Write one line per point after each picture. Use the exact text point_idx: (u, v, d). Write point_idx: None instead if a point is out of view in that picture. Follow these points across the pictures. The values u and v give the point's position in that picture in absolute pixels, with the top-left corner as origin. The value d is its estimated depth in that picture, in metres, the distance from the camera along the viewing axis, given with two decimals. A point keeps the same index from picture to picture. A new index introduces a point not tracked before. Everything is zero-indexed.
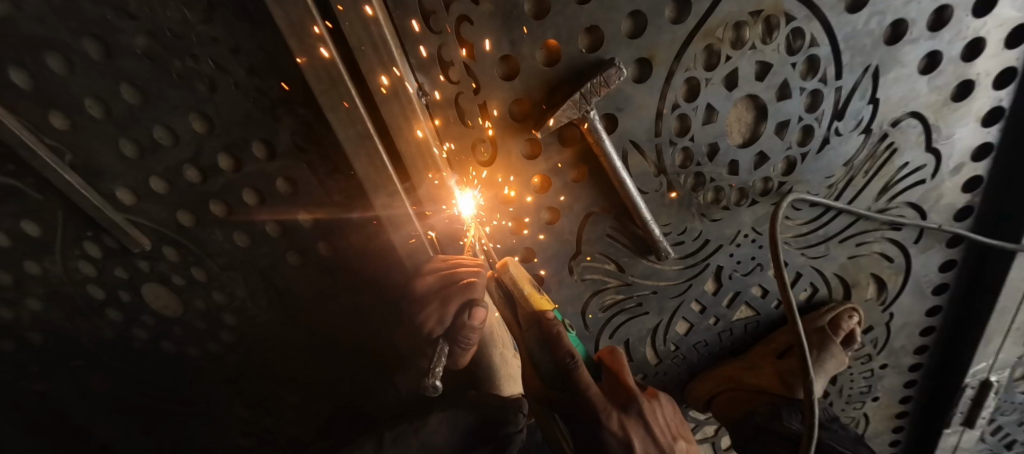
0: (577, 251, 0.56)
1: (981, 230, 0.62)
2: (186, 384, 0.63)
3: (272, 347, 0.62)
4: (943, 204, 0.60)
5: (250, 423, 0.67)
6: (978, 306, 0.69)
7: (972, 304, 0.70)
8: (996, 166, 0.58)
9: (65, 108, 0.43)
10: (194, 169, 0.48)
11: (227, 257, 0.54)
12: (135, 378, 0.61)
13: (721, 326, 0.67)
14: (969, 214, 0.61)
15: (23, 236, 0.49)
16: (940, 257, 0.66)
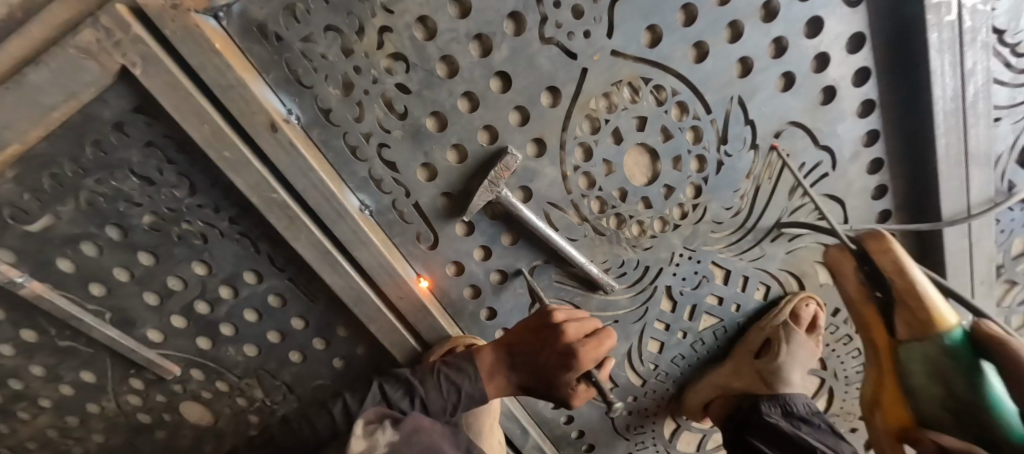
0: (533, 301, 0.64)
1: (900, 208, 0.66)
2: None
3: None
4: (856, 188, 0.64)
5: None
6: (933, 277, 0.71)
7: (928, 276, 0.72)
8: (892, 148, 0.62)
9: (101, 280, 0.57)
10: (203, 303, 0.60)
11: (243, 367, 0.65)
12: None
13: (691, 338, 0.71)
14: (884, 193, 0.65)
15: (83, 383, 0.63)
16: (879, 231, 0.68)
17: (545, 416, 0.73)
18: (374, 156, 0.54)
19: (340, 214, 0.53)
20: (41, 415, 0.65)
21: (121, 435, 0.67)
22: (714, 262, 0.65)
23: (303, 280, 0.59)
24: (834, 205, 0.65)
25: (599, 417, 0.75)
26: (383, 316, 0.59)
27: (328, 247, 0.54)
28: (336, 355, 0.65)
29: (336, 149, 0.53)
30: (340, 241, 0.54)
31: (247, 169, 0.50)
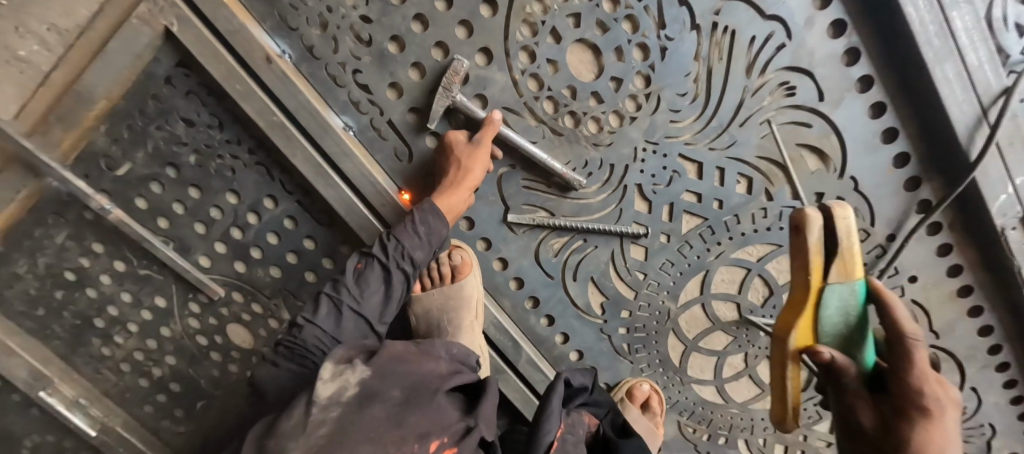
0: (507, 208, 0.69)
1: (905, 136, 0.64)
2: None
3: None
4: (821, 57, 0.61)
5: None
6: (951, 159, 0.62)
7: (946, 160, 0.63)
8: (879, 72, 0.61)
9: (165, 213, 0.74)
10: (237, 230, 0.74)
11: (271, 288, 0.77)
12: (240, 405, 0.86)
13: (677, 242, 0.70)
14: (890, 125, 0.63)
15: (159, 308, 0.80)
16: (864, 102, 0.62)
17: (539, 333, 0.75)
18: (350, 80, 0.65)
19: (325, 129, 0.64)
20: (131, 338, 0.82)
21: (187, 356, 0.83)
22: (682, 154, 0.66)
23: (309, 201, 0.71)
24: (801, 77, 0.62)
25: (595, 334, 0.76)
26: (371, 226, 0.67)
27: (320, 161, 0.65)
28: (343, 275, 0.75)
29: (320, 77, 0.65)
30: (328, 155, 0.65)
31: (251, 97, 0.63)
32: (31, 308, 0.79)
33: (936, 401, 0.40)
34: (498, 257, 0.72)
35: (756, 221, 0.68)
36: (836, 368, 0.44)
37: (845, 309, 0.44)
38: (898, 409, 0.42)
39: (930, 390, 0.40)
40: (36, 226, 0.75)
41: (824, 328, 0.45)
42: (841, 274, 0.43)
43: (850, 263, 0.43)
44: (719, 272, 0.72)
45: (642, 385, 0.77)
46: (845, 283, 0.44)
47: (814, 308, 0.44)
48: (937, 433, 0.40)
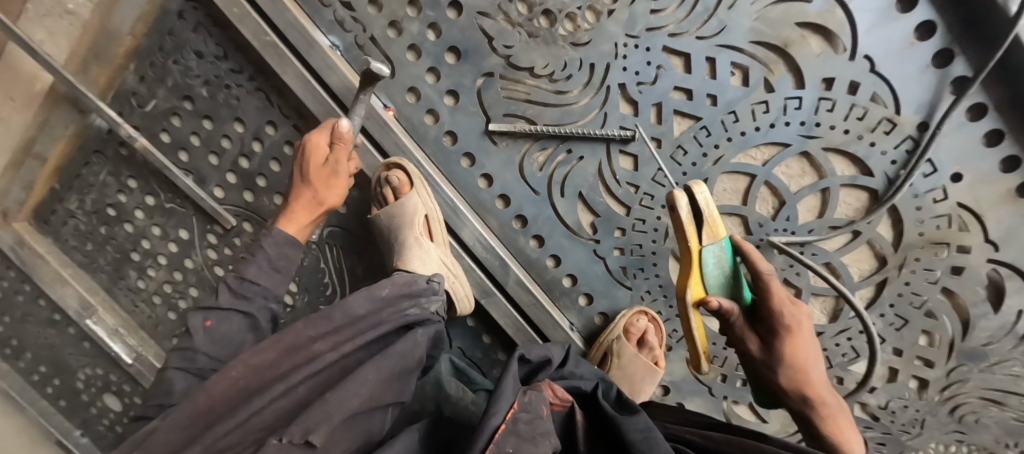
0: (488, 120, 0.68)
1: (935, 9, 0.55)
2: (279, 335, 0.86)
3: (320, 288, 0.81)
4: None
5: None
6: (987, 22, 0.53)
7: (982, 25, 0.54)
8: None
9: (183, 145, 0.80)
10: (244, 159, 0.78)
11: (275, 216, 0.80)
12: None
13: (669, 147, 0.65)
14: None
15: (182, 240, 0.86)
16: None
17: (529, 256, 0.72)
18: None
19: (312, 46, 0.67)
20: (161, 271, 0.89)
21: (207, 288, 0.88)
22: (666, 47, 0.61)
23: (306, 126, 0.75)
24: None
25: (589, 258, 0.71)
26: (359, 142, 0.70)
27: (308, 78, 0.68)
28: None
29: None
30: (315, 72, 0.68)
31: (245, 19, 0.68)
32: (83, 242, 0.89)
33: (797, 325, 0.55)
34: (482, 174, 0.70)
35: (757, 117, 0.62)
36: (724, 311, 0.55)
37: (722, 263, 0.53)
38: (776, 337, 0.55)
39: (793, 319, 0.55)
40: (83, 163, 0.84)
41: (710, 282, 0.53)
42: (711, 237, 0.51)
43: (714, 227, 0.51)
44: (720, 182, 0.66)
45: (639, 323, 0.70)
46: (714, 242, 0.52)
47: (697, 266, 0.52)
48: (801, 352, 0.54)
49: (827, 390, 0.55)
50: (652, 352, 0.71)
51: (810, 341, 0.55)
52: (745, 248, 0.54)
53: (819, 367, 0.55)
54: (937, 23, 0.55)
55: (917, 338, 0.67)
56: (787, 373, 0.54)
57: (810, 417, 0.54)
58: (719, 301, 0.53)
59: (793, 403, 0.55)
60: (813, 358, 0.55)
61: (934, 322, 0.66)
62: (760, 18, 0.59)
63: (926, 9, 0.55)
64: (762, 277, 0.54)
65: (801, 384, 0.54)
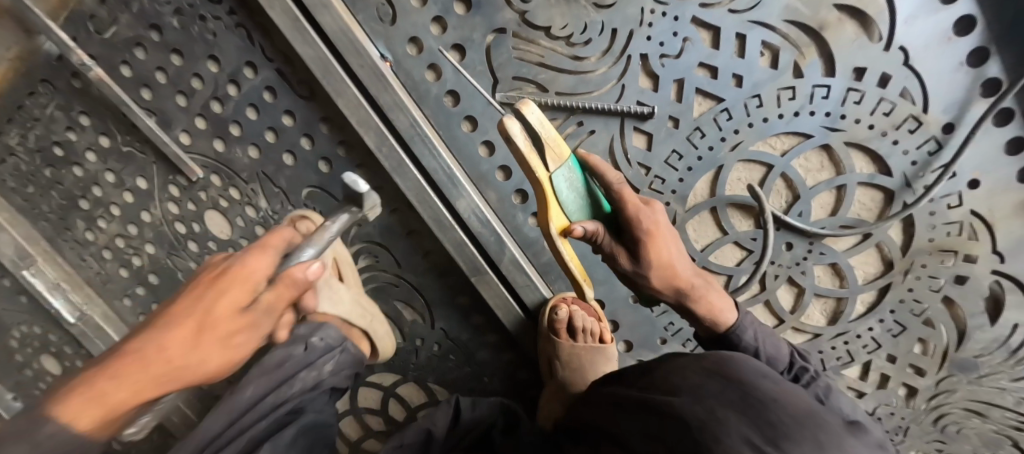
0: (495, 81, 0.62)
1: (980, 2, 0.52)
2: None
3: None
4: None
5: None
6: None
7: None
8: None
9: (149, 82, 0.71)
10: (217, 103, 0.71)
11: (248, 170, 0.73)
12: None
13: (686, 128, 0.61)
14: None
15: (139, 189, 0.77)
16: None
17: (526, 235, 0.68)
18: None
19: None
20: (113, 224, 0.80)
21: (164, 246, 0.79)
22: (695, 19, 0.57)
23: (289, 71, 0.67)
24: None
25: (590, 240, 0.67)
26: (350, 94, 0.63)
27: (296, 15, 0.61)
28: (321, 157, 0.70)
29: None
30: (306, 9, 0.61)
31: None
32: (24, 185, 0.79)
33: (657, 229, 0.49)
34: (484, 141, 0.65)
35: (782, 104, 0.59)
36: (585, 234, 0.48)
37: (574, 188, 0.48)
38: (642, 251, 0.50)
39: (655, 223, 0.49)
40: (26, 92, 0.74)
41: (570, 208, 0.48)
42: (557, 161, 0.46)
43: (556, 149, 0.46)
44: (735, 170, 0.62)
45: (553, 317, 0.65)
46: (560, 164, 0.46)
47: (552, 195, 0.46)
48: (667, 255, 0.50)
49: (693, 273, 0.53)
50: (589, 332, 0.66)
51: (670, 236, 0.51)
52: (594, 163, 0.49)
53: (681, 250, 0.52)
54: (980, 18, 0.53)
55: (912, 346, 0.65)
56: (665, 283, 0.52)
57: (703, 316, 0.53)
58: (584, 228, 0.47)
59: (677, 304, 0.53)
60: (677, 251, 0.51)
61: (930, 330, 0.64)
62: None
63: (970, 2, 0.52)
64: (611, 185, 0.48)
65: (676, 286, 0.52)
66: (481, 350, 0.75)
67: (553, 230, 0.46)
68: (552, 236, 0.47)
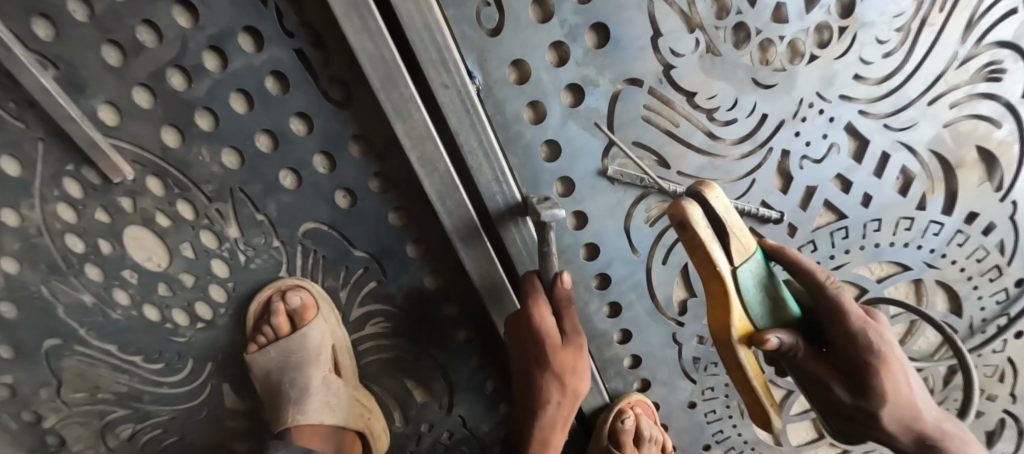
0: (610, 142, 0.48)
1: None
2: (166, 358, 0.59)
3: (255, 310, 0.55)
4: None
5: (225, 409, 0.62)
6: None
7: None
8: None
9: (49, 13, 0.42)
10: (179, 74, 0.45)
11: (215, 183, 0.50)
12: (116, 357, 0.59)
13: (801, 239, 0.54)
14: None
15: (3, 176, 0.49)
16: None
17: (596, 326, 0.57)
18: None
19: None
20: None
21: (40, 266, 0.54)
22: (850, 125, 0.50)
23: (318, 58, 0.44)
24: (1011, 59, 0.49)
25: (665, 340, 0.59)
26: (421, 122, 0.44)
27: None
28: (341, 187, 0.50)
29: None
30: None
31: None
32: None
33: (889, 352, 0.38)
34: (575, 210, 0.51)
35: (897, 232, 0.55)
36: (789, 350, 0.38)
37: (761, 288, 0.38)
38: (866, 381, 0.38)
39: (884, 344, 0.38)
40: None
41: (757, 311, 0.38)
42: (741, 254, 0.36)
43: (744, 240, 0.36)
44: None
45: (619, 426, 0.59)
46: (747, 260, 0.36)
47: (739, 299, 0.36)
48: (900, 387, 0.39)
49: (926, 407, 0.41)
50: (652, 440, 0.61)
51: (905, 365, 0.40)
52: (796, 260, 0.39)
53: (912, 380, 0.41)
54: None
55: None
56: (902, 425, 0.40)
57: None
58: (779, 337, 0.37)
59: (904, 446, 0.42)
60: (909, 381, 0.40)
61: None
62: (947, 128, 0.51)
63: None
64: (825, 291, 0.38)
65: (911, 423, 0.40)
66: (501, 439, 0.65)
67: (737, 337, 0.37)
68: (738, 347, 0.37)
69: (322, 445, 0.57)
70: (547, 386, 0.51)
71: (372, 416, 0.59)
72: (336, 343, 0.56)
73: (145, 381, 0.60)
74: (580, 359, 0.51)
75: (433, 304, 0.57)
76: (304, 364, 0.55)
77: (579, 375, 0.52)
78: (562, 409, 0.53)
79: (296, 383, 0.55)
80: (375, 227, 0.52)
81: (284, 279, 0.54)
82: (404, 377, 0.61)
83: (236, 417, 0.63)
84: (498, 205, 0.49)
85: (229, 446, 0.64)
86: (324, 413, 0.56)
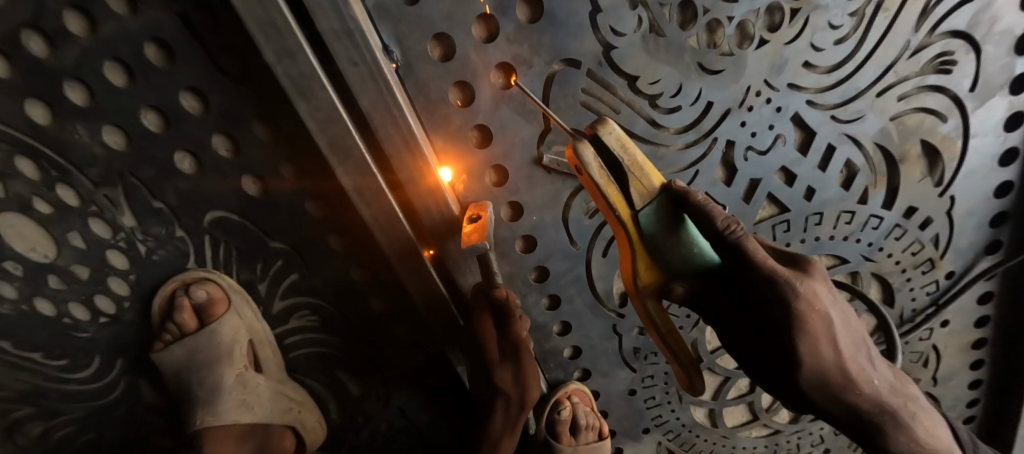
0: (546, 130, 0.45)
1: None
2: (68, 353, 0.54)
3: (159, 304, 0.50)
4: (997, 30, 0.47)
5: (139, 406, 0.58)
6: None
7: None
8: None
9: None
10: (39, 40, 0.38)
11: (100, 166, 0.44)
12: (11, 353, 0.53)
13: (744, 233, 0.54)
14: (1014, 157, 0.53)
15: None
16: (1005, 109, 0.50)
17: (535, 318, 0.56)
18: None
19: None
20: None
21: None
22: (798, 116, 0.48)
23: (203, 22, 0.38)
24: (963, 49, 0.47)
25: (605, 332, 0.59)
26: (325, 101, 0.39)
27: None
28: (247, 172, 0.45)
29: None
30: None
31: None
32: None
33: (809, 303, 0.33)
34: (510, 200, 0.49)
35: (837, 226, 0.55)
36: (700, 298, 0.36)
37: (667, 232, 0.35)
38: (764, 298, 0.34)
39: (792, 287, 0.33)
40: None
41: (656, 258, 0.36)
42: (642, 195, 0.34)
43: (643, 178, 0.34)
44: None
45: (556, 417, 0.61)
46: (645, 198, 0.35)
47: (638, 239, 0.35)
48: (817, 338, 0.34)
49: (835, 353, 0.35)
50: (590, 427, 0.62)
51: (832, 317, 0.35)
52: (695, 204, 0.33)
53: (829, 328, 0.35)
54: (1016, 184, 0.55)
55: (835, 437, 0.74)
56: (802, 373, 0.35)
57: (845, 407, 0.38)
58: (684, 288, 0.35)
59: (818, 384, 0.36)
60: (828, 320, 0.34)
61: None
62: (895, 120, 0.49)
63: (1018, 167, 0.54)
64: (725, 241, 0.33)
65: (822, 364, 0.35)
66: (442, 432, 0.64)
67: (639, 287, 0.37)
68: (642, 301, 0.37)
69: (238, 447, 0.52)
70: (491, 396, 0.52)
71: (302, 410, 0.57)
72: (253, 338, 0.52)
73: (50, 378, 0.55)
74: (527, 372, 0.50)
75: (360, 296, 0.53)
76: (213, 363, 0.51)
77: (526, 387, 0.51)
78: (512, 420, 0.53)
79: (206, 383, 0.51)
80: (292, 220, 0.48)
81: (192, 270, 0.50)
82: (338, 371, 0.58)
83: (156, 413, 0.58)
84: (423, 196, 0.45)
85: (153, 440, 0.60)
86: (240, 413, 0.51)
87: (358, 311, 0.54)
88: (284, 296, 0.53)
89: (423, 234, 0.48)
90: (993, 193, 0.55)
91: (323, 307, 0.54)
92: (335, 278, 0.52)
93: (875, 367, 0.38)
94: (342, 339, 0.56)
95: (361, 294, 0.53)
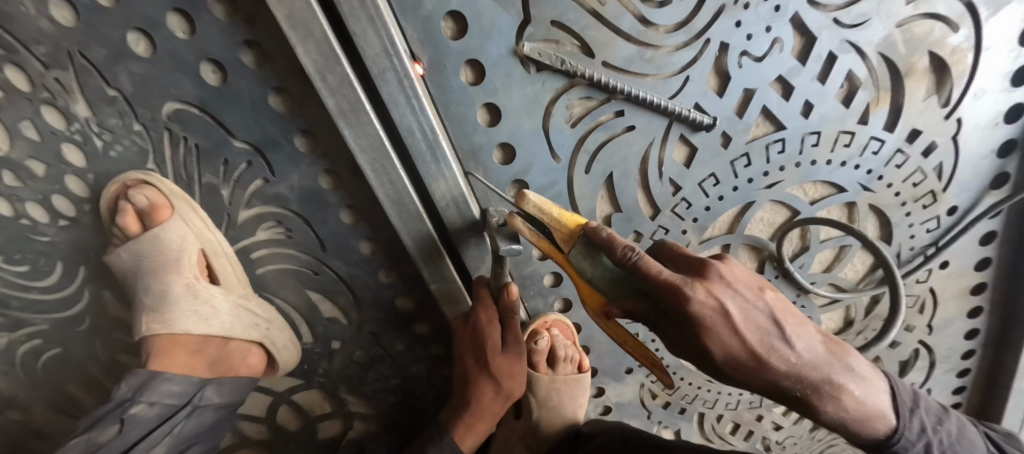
0: (526, 21, 0.42)
1: None
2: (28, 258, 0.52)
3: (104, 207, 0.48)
4: None
5: (103, 321, 0.56)
6: None
7: None
8: None
9: None
10: None
11: (50, 46, 0.41)
12: None
13: (736, 152, 0.51)
14: None
15: None
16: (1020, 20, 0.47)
17: None
18: None
19: None
20: None
21: None
22: (797, 18, 0.45)
23: None
24: None
25: None
26: None
27: None
28: (206, 58, 0.42)
29: None
30: None
31: None
32: None
33: (707, 307, 0.34)
34: (486, 103, 0.46)
35: (835, 149, 0.52)
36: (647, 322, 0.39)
37: (590, 262, 0.39)
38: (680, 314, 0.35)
39: (684, 296, 0.34)
40: None
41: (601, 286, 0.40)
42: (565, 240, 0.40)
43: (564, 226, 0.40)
44: (762, 209, 0.55)
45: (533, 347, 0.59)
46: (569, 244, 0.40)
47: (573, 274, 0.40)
48: (729, 337, 0.34)
49: (768, 360, 0.35)
50: (569, 360, 0.61)
51: (736, 313, 0.34)
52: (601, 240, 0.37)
53: (749, 337, 0.35)
54: None
55: None
56: (725, 367, 0.36)
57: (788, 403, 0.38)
58: (619, 308, 0.38)
59: (744, 376, 0.36)
60: (741, 328, 0.35)
61: None
62: (902, 28, 0.46)
63: None
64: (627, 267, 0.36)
65: (736, 356, 0.35)
66: (420, 362, 0.63)
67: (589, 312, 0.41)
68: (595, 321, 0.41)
69: (192, 359, 0.52)
70: (479, 378, 0.56)
71: (270, 327, 0.55)
72: (203, 246, 0.50)
73: (11, 285, 0.53)
74: (517, 365, 0.56)
75: (329, 208, 0.51)
76: (167, 268, 0.49)
77: (516, 376, 0.57)
78: (486, 404, 0.56)
79: (161, 283, 0.49)
80: (256, 115, 0.45)
81: (129, 173, 0.47)
82: (309, 291, 0.56)
83: (121, 328, 0.57)
84: (391, 86, 0.42)
85: (118, 359, 0.58)
86: (196, 323, 0.51)
87: (329, 226, 0.52)
88: (252, 203, 0.50)
89: (392, 134, 0.45)
90: (1002, 119, 0.52)
91: (291, 219, 0.51)
92: (303, 186, 0.49)
93: (828, 378, 0.36)
94: (313, 256, 0.54)
95: (332, 205, 0.51)
